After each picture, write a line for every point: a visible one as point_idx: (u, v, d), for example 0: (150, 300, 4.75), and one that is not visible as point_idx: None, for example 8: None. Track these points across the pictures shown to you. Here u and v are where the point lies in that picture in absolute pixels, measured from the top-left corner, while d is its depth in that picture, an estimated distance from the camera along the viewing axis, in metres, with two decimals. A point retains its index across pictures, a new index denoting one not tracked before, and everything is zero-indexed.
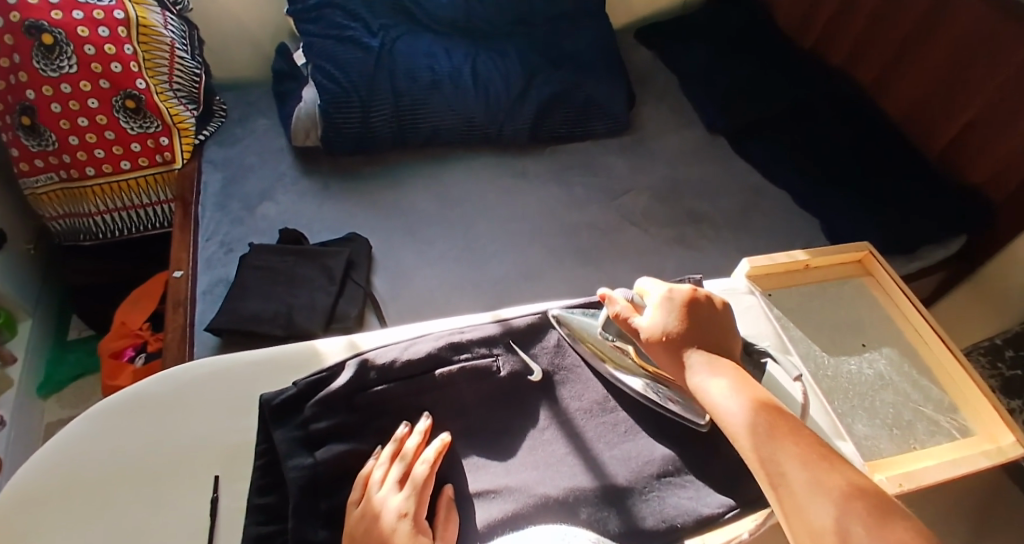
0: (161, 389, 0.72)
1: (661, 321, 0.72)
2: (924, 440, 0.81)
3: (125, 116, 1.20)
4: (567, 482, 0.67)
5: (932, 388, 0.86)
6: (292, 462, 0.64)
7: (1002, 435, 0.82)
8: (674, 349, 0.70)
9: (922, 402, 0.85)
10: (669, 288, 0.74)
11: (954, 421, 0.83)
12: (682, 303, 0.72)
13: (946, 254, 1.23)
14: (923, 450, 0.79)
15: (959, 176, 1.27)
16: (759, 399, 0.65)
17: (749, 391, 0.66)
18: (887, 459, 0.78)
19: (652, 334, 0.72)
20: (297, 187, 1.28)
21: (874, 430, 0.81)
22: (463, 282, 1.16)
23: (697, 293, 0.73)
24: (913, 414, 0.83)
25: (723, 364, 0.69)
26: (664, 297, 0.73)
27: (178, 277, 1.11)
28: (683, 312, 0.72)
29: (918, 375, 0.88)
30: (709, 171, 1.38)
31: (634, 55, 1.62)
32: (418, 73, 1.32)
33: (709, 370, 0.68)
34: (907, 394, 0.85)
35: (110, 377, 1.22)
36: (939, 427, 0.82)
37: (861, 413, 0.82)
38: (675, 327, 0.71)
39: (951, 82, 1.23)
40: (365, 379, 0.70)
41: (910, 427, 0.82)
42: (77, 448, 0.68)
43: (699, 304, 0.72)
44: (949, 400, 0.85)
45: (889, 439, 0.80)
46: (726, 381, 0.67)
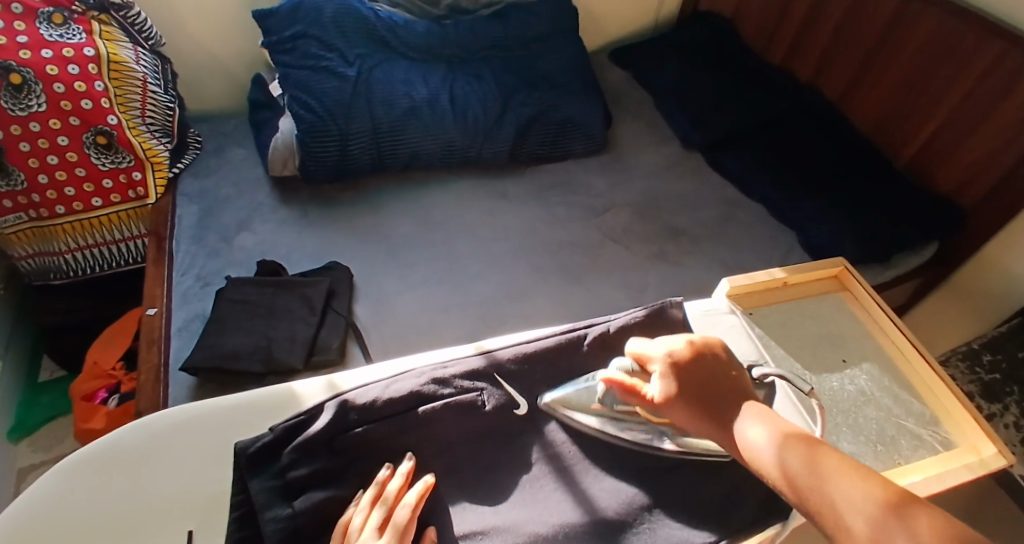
0: (134, 439, 0.70)
1: (671, 387, 0.65)
2: (908, 454, 0.80)
3: (97, 152, 1.17)
4: (555, 518, 0.66)
5: (913, 402, 0.86)
6: (270, 514, 0.62)
7: (984, 447, 0.80)
8: (690, 406, 0.65)
9: (904, 416, 0.84)
10: (667, 348, 0.68)
11: (937, 434, 0.82)
12: (686, 364, 0.66)
13: (919, 261, 1.24)
14: (907, 466, 0.78)
15: (928, 184, 1.28)
16: (784, 430, 0.62)
17: (772, 423, 0.63)
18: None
19: (666, 401, 0.65)
20: (275, 216, 1.26)
21: (858, 446, 0.80)
22: (446, 307, 1.14)
23: (698, 346, 0.68)
24: (896, 430, 0.82)
25: (747, 404, 0.65)
26: (665, 361, 0.67)
27: (152, 314, 1.08)
28: (692, 373, 0.66)
29: (899, 388, 0.87)
30: (689, 187, 1.38)
31: (609, 73, 1.63)
32: (396, 100, 1.31)
33: (732, 411, 0.65)
34: (890, 410, 0.84)
35: (83, 421, 1.18)
36: (921, 441, 0.81)
37: (846, 430, 0.82)
38: (688, 390, 0.65)
39: (920, 94, 1.25)
40: (346, 421, 0.68)
41: (893, 443, 0.81)
42: (43, 506, 0.65)
43: (704, 359, 0.67)
44: (930, 414, 0.85)
45: (874, 455, 0.79)
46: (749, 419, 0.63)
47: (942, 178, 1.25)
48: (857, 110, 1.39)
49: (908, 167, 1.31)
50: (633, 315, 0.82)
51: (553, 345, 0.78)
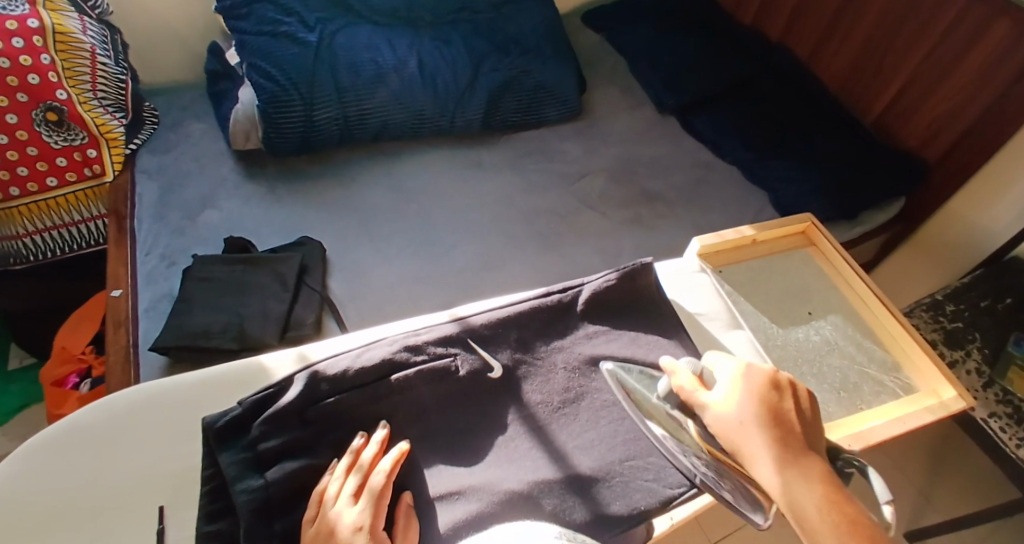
0: (96, 421, 0.68)
1: (738, 402, 0.63)
2: (870, 400, 0.82)
3: (48, 129, 1.13)
4: (532, 476, 0.66)
5: (876, 349, 0.87)
6: (241, 486, 0.62)
7: (944, 391, 0.82)
8: (750, 438, 0.61)
9: (867, 364, 0.86)
10: (748, 365, 0.66)
11: (898, 380, 0.84)
12: (762, 385, 0.64)
13: (886, 216, 1.26)
14: (869, 411, 0.81)
15: (894, 140, 1.28)
16: (828, 491, 0.58)
17: (817, 482, 0.58)
18: (836, 423, 0.78)
19: (727, 416, 0.63)
20: (240, 192, 1.23)
21: (823, 394, 0.82)
22: (422, 278, 1.13)
23: (777, 376, 0.65)
24: (859, 377, 0.84)
25: (807, 458, 0.59)
26: (743, 377, 0.65)
27: (117, 296, 1.05)
28: (765, 394, 0.63)
29: (862, 336, 0.88)
30: (662, 149, 1.38)
31: (580, 37, 1.61)
32: (361, 66, 1.28)
33: (786, 467, 0.59)
34: (853, 357, 0.86)
35: (55, 407, 1.16)
36: (883, 386, 0.84)
37: (811, 380, 0.83)
38: (754, 414, 0.62)
39: (884, 46, 1.25)
40: (317, 392, 0.67)
41: (856, 389, 0.83)
42: (5, 493, 0.63)
43: (780, 388, 0.64)
44: (892, 360, 0.87)
45: (836, 401, 0.81)
46: (799, 477, 0.58)
47: (908, 134, 1.25)
48: (820, 68, 1.39)
49: (873, 124, 1.31)
50: (605, 278, 0.82)
51: (526, 309, 0.78)
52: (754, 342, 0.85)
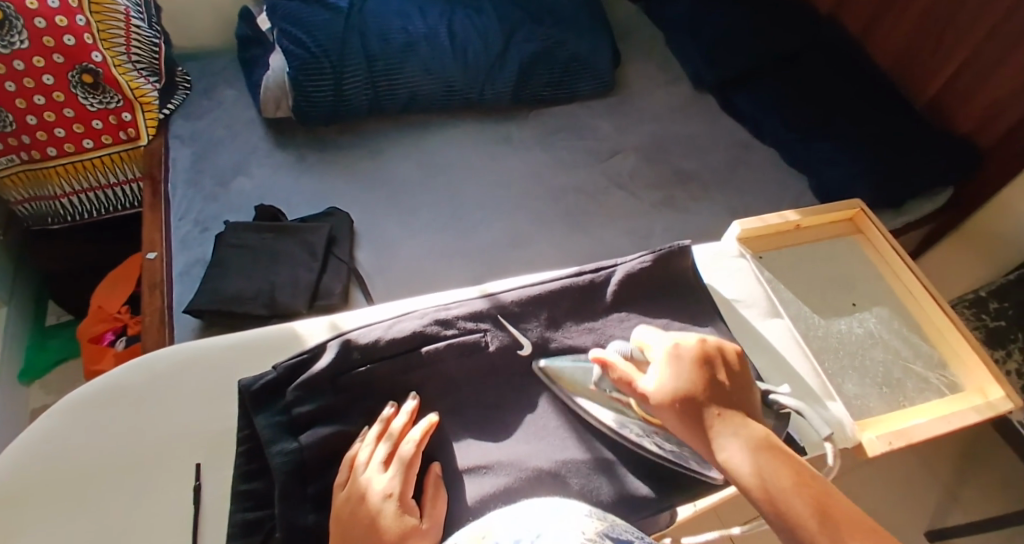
0: (135, 378, 0.70)
1: (672, 383, 0.64)
2: (914, 397, 0.81)
3: (84, 91, 1.15)
4: (559, 455, 0.67)
5: (922, 344, 0.87)
6: (276, 448, 0.63)
7: (991, 390, 0.82)
8: (689, 418, 0.62)
9: (912, 359, 0.85)
10: (675, 340, 0.67)
11: (945, 378, 0.84)
12: (693, 359, 0.65)
13: (934, 207, 1.23)
14: (913, 408, 0.80)
15: (948, 124, 1.25)
16: (774, 448, 0.61)
17: (763, 443, 0.61)
18: (878, 419, 0.78)
19: (665, 399, 0.64)
20: (271, 160, 1.24)
21: (863, 388, 0.81)
22: (450, 253, 1.14)
23: (707, 346, 0.67)
24: (903, 372, 0.83)
25: (745, 423, 0.62)
26: (671, 353, 0.66)
27: (152, 259, 1.08)
28: (696, 368, 0.65)
29: (908, 330, 0.88)
30: (695, 129, 1.36)
31: (615, 9, 1.58)
32: (391, 34, 1.28)
33: (733, 437, 0.61)
34: (898, 352, 0.85)
35: (93, 363, 1.20)
36: (927, 383, 0.83)
37: (851, 373, 0.82)
38: (691, 388, 0.64)
39: (941, 25, 1.21)
40: (349, 360, 0.69)
41: (900, 385, 0.82)
42: (49, 445, 0.66)
43: (710, 359, 0.66)
44: (938, 356, 0.86)
45: (879, 396, 0.81)
46: (748, 445, 0.61)
47: (963, 116, 1.22)
48: (875, 46, 1.35)
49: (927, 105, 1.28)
50: (641, 259, 0.81)
51: (557, 288, 0.78)
52: (795, 333, 0.82)
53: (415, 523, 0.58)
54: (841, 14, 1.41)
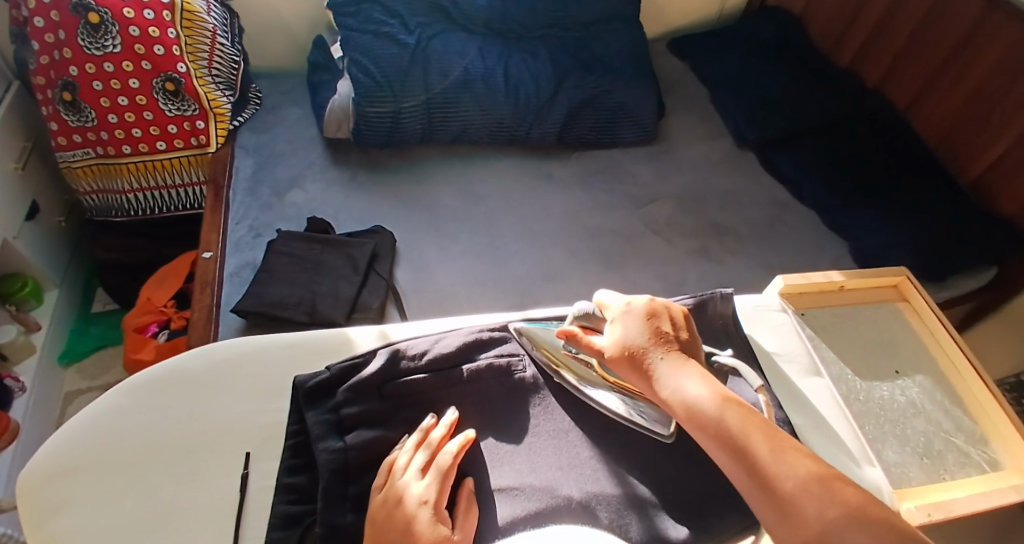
0: (199, 365, 0.76)
1: (621, 335, 0.67)
2: (954, 470, 0.81)
3: (164, 98, 1.22)
4: (590, 486, 0.68)
5: (964, 420, 0.87)
6: (323, 445, 0.66)
7: None
8: (634, 364, 0.65)
9: (953, 432, 0.85)
10: (627, 301, 0.71)
11: (985, 454, 0.84)
12: (641, 313, 0.68)
13: (977, 284, 1.23)
14: (951, 481, 0.80)
15: (993, 205, 1.27)
16: (712, 384, 0.62)
17: (703, 380, 0.63)
18: (913, 489, 0.78)
19: (614, 350, 0.67)
20: (326, 176, 1.29)
21: (903, 457, 0.81)
22: (485, 281, 1.16)
23: (655, 304, 0.70)
24: (943, 444, 0.83)
25: (685, 364, 0.64)
26: (622, 310, 0.69)
27: (207, 258, 1.13)
28: (643, 321, 0.68)
29: (950, 403, 0.88)
30: (737, 186, 1.38)
31: (664, 63, 1.62)
32: (451, 71, 1.33)
33: (673, 375, 0.63)
34: (940, 424, 0.85)
35: (133, 351, 1.24)
36: (969, 458, 0.83)
37: (891, 439, 0.82)
38: (638, 338, 0.66)
39: (991, 109, 1.23)
40: (396, 368, 0.73)
41: (940, 457, 0.82)
42: (117, 419, 0.72)
43: (657, 314, 0.68)
44: (980, 432, 0.86)
45: (918, 466, 0.81)
46: (689, 381, 0.62)
47: (1009, 200, 1.23)
48: (923, 122, 1.37)
49: (973, 184, 1.29)
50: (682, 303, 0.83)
51: None
52: (835, 394, 0.82)
53: (447, 533, 0.59)
54: (891, 90, 1.43)
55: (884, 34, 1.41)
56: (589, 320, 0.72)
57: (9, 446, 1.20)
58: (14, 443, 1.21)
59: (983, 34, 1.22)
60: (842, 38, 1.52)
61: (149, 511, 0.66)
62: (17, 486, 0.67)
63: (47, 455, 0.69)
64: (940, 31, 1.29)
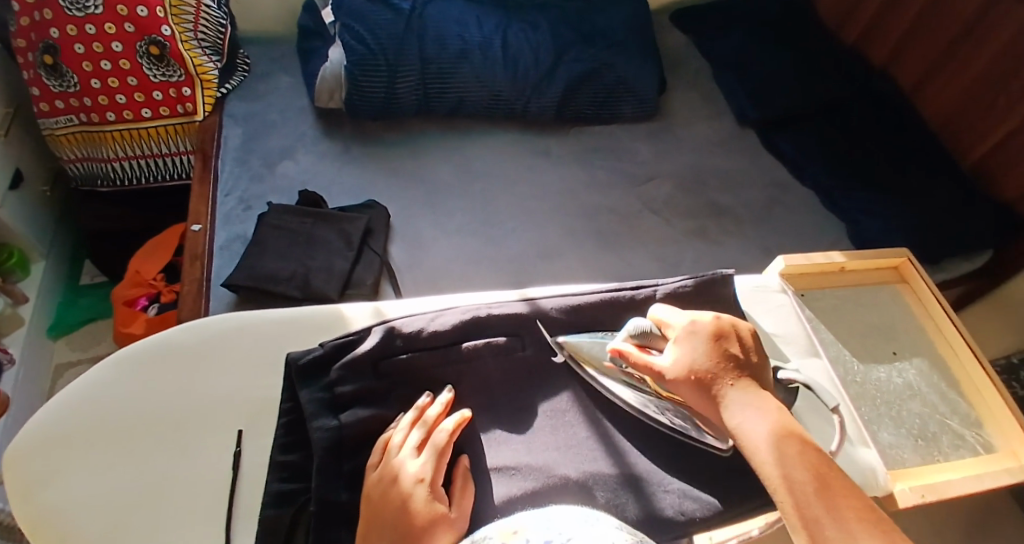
0: (191, 339, 0.75)
1: (686, 356, 0.64)
2: (948, 452, 0.81)
3: (149, 63, 1.18)
4: (586, 465, 0.67)
5: (961, 403, 0.87)
6: (317, 423, 0.66)
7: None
8: (703, 388, 0.62)
9: (949, 415, 0.85)
10: (692, 318, 0.67)
11: (978, 437, 0.84)
12: (708, 334, 0.65)
13: (970, 268, 1.23)
14: (944, 463, 0.80)
15: (993, 188, 1.26)
16: (784, 421, 0.60)
17: (775, 416, 0.60)
18: (909, 470, 0.78)
19: (678, 373, 0.63)
20: (318, 148, 1.27)
21: (899, 439, 0.81)
22: (480, 258, 1.15)
23: (723, 322, 0.66)
24: (939, 427, 0.84)
25: (759, 396, 0.61)
26: (686, 330, 0.66)
27: (196, 231, 1.10)
28: (710, 343, 0.64)
29: (947, 387, 0.88)
30: (736, 164, 1.37)
31: (666, 38, 1.59)
32: (447, 41, 1.30)
33: (746, 405, 0.60)
34: (935, 407, 0.85)
35: (123, 324, 1.22)
36: (963, 441, 0.83)
37: (887, 421, 0.82)
38: (705, 362, 0.63)
39: (994, 90, 1.22)
40: (391, 347, 0.71)
41: (935, 439, 0.82)
42: (105, 393, 0.70)
43: (724, 335, 0.65)
44: (975, 416, 0.86)
45: (913, 448, 0.81)
46: (760, 415, 0.59)
47: (1008, 183, 1.23)
48: (926, 101, 1.36)
49: (974, 166, 1.28)
50: (682, 282, 0.81)
51: (596, 301, 0.78)
52: (833, 375, 0.82)
53: (444, 510, 0.59)
54: (895, 67, 1.41)
55: (890, 11, 1.39)
56: (644, 338, 0.68)
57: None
58: (3, 416, 1.20)
59: (990, 12, 1.20)
60: (848, 14, 1.50)
61: (139, 486, 0.65)
62: (4, 458, 0.66)
63: (34, 428, 0.68)
64: (949, 7, 1.27)
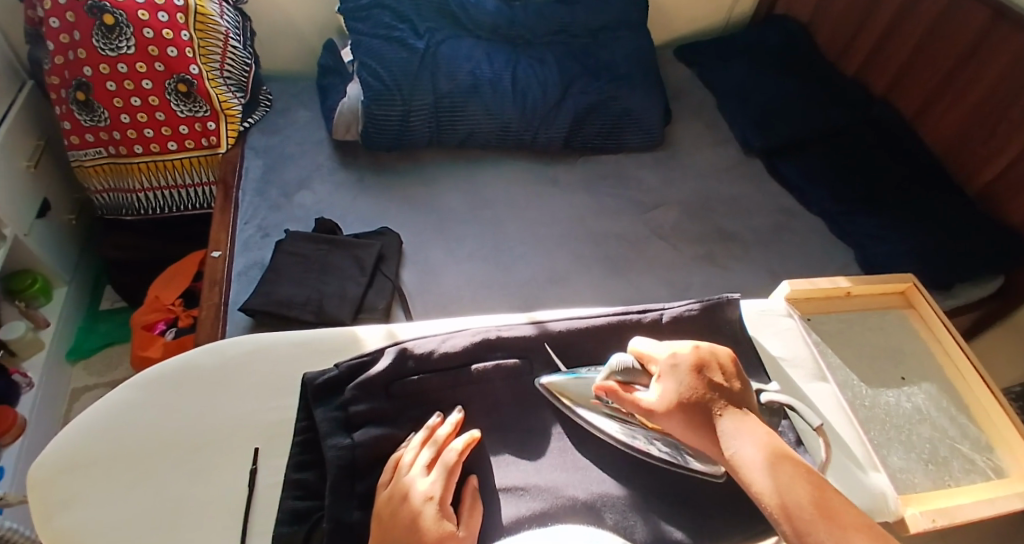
0: (209, 362, 0.77)
1: (670, 390, 0.64)
2: (959, 477, 0.81)
3: (176, 99, 1.23)
4: (595, 487, 0.68)
5: (970, 427, 0.87)
6: (331, 442, 0.67)
7: None
8: (693, 421, 0.63)
9: (958, 439, 0.85)
10: (672, 350, 0.68)
11: (990, 461, 0.84)
12: (689, 367, 0.65)
13: (983, 293, 1.23)
14: (956, 487, 0.80)
15: (1000, 214, 1.26)
16: (773, 444, 0.61)
17: (766, 441, 0.61)
18: (920, 495, 0.78)
19: (665, 408, 0.64)
20: (334, 178, 1.30)
21: (909, 463, 0.81)
22: (491, 284, 1.17)
23: (702, 352, 0.67)
24: (949, 451, 0.83)
25: (748, 422, 0.62)
26: (668, 363, 0.66)
27: (216, 257, 1.13)
28: (693, 375, 0.65)
29: (956, 411, 0.88)
30: (744, 192, 1.38)
31: (671, 70, 1.63)
32: (460, 75, 1.34)
33: (737, 435, 0.61)
34: (945, 431, 0.85)
35: (141, 349, 1.24)
36: (974, 465, 0.83)
37: (897, 445, 0.82)
38: (690, 394, 0.64)
39: (997, 119, 1.23)
40: (403, 368, 0.73)
41: (945, 464, 0.82)
42: (127, 415, 0.72)
43: (706, 365, 0.66)
44: (985, 440, 0.86)
45: (924, 473, 0.81)
46: (752, 442, 0.61)
47: (1016, 209, 1.23)
48: (929, 130, 1.38)
49: (980, 194, 1.29)
50: (688, 307, 0.82)
51: (604, 323, 0.80)
52: (841, 399, 0.83)
53: (452, 529, 0.60)
54: (896, 98, 1.44)
55: (891, 43, 1.42)
56: (627, 375, 0.68)
57: (16, 442, 1.21)
58: (22, 438, 1.22)
59: (990, 44, 1.23)
60: (849, 47, 1.53)
61: (156, 505, 0.66)
62: (28, 480, 0.68)
63: (58, 449, 0.70)
64: (950, 40, 1.29)
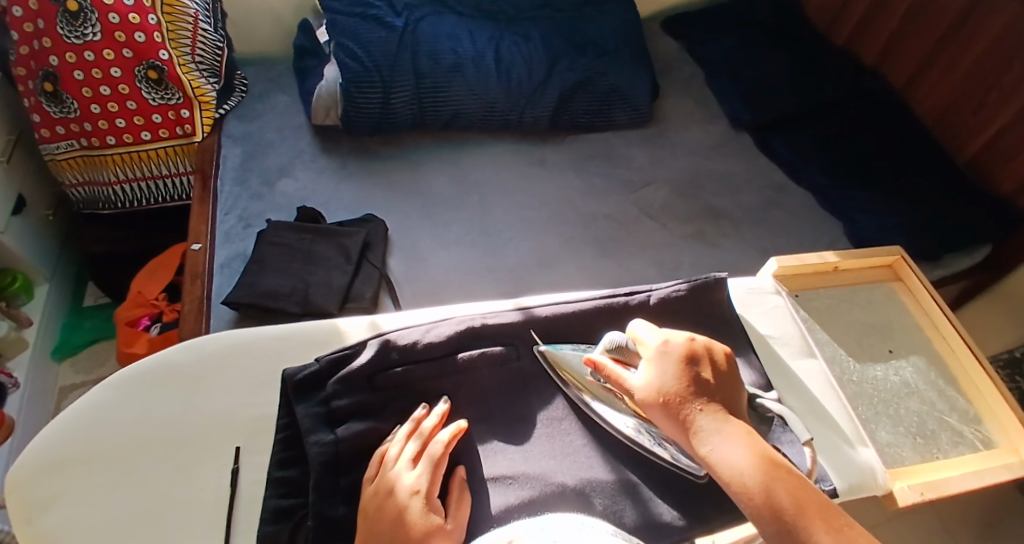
0: (187, 358, 0.75)
1: (655, 378, 0.64)
2: (948, 450, 0.81)
3: (148, 86, 1.20)
4: (584, 473, 0.68)
5: (959, 399, 0.87)
6: (313, 438, 0.66)
7: None
8: (675, 415, 0.62)
9: (947, 412, 0.85)
10: (664, 338, 0.67)
11: (978, 433, 0.84)
12: (678, 356, 0.65)
13: (972, 263, 1.22)
14: (944, 460, 0.80)
15: (989, 183, 1.26)
16: (755, 445, 0.60)
17: (746, 441, 0.60)
18: (907, 468, 0.78)
19: (649, 395, 0.64)
20: (315, 164, 1.28)
21: (897, 437, 0.81)
22: (477, 268, 1.15)
23: (695, 346, 0.66)
24: (938, 424, 0.83)
25: (730, 421, 0.62)
26: (658, 350, 0.66)
27: (196, 250, 1.11)
28: (680, 366, 0.64)
29: (944, 384, 0.88)
30: (732, 167, 1.37)
31: (658, 43, 1.60)
32: (440, 54, 1.31)
33: (716, 434, 0.61)
34: (934, 404, 0.85)
35: (127, 345, 1.23)
36: (963, 437, 0.83)
37: (885, 420, 0.82)
38: (674, 385, 0.63)
39: (985, 85, 1.22)
40: (387, 360, 0.72)
41: (934, 437, 0.82)
42: (105, 414, 0.71)
43: (696, 358, 0.65)
44: (974, 412, 0.86)
45: (912, 447, 0.81)
46: (731, 441, 0.60)
47: (1004, 176, 1.22)
48: (918, 98, 1.36)
49: (968, 161, 1.28)
50: (676, 287, 0.81)
51: (590, 307, 0.79)
52: (829, 376, 0.82)
53: (439, 522, 0.59)
54: (886, 65, 1.42)
55: (878, 9, 1.39)
56: (620, 353, 0.68)
57: (4, 442, 1.20)
58: (10, 439, 1.21)
59: (977, 8, 1.21)
60: (837, 14, 1.50)
61: (137, 506, 0.65)
62: (6, 483, 0.67)
63: (35, 451, 0.69)
64: (937, 4, 1.27)
